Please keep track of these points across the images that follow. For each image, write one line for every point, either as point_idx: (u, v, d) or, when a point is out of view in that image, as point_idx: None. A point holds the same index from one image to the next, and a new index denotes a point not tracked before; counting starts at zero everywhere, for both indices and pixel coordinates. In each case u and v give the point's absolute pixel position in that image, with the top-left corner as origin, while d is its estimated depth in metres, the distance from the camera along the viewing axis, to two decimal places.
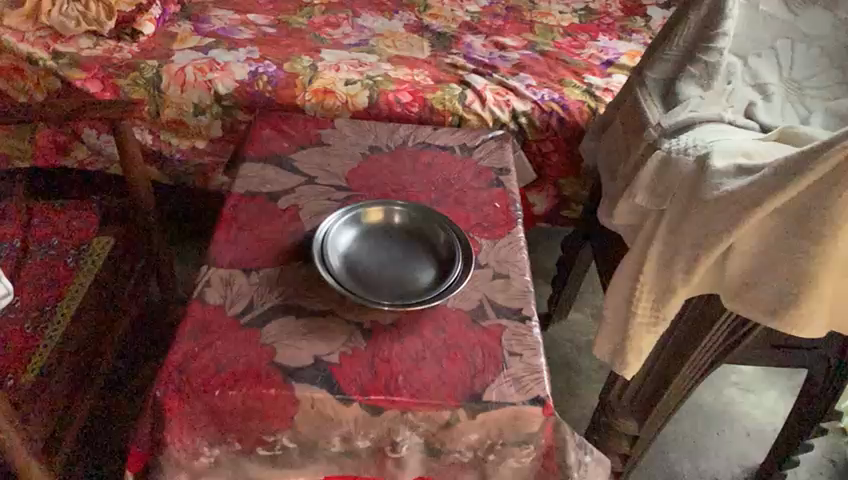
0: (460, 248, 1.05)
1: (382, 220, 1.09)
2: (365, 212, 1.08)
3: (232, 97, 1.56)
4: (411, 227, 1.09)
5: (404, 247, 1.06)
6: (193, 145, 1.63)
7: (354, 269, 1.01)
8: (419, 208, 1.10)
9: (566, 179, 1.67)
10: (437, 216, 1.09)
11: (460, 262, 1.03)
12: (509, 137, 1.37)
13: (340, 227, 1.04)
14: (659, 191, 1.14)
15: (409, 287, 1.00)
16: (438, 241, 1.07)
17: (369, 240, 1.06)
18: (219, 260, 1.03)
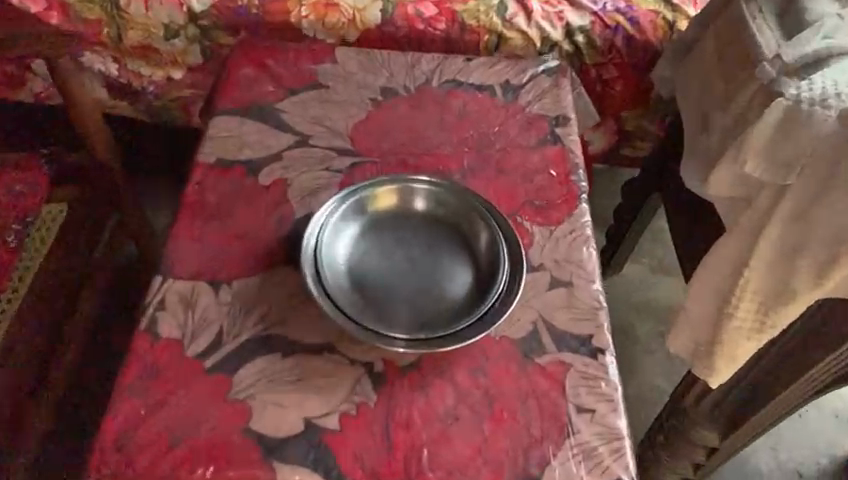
0: (505, 250, 0.76)
1: (398, 206, 0.80)
2: (374, 195, 0.79)
3: (209, 15, 1.23)
4: (438, 214, 0.80)
5: (428, 247, 0.78)
6: (168, 76, 1.31)
7: (358, 285, 0.74)
8: (449, 187, 0.80)
9: (630, 112, 1.34)
10: (474, 199, 0.79)
11: (504, 272, 0.74)
12: (566, 69, 1.03)
13: (340, 220, 0.76)
14: (784, 159, 0.83)
15: (434, 310, 0.73)
16: (474, 237, 0.78)
17: (380, 236, 0.78)
18: (178, 268, 0.76)
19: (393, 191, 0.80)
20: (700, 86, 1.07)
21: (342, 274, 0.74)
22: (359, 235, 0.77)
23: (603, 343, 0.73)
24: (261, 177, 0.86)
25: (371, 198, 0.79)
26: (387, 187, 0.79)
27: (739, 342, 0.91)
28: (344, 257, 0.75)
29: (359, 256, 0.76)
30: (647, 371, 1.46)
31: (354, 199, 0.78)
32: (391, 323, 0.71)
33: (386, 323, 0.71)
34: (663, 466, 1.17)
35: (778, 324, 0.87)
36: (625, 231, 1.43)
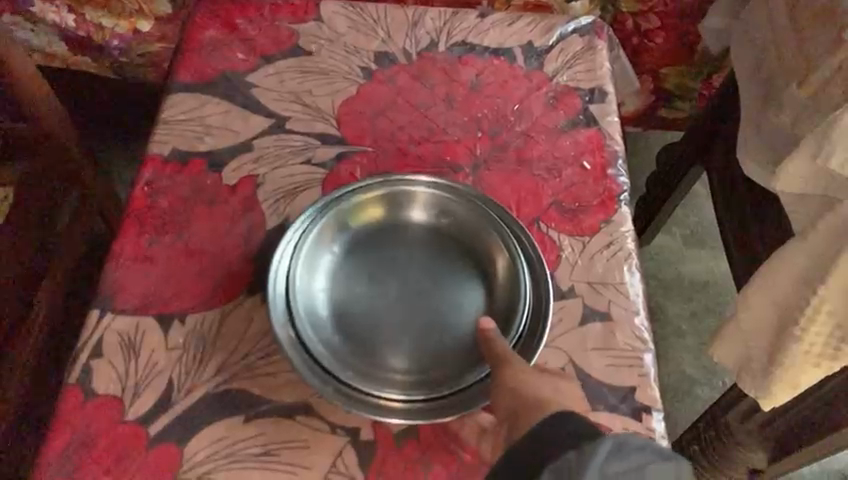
0: (526, 276, 0.60)
1: (392, 219, 0.64)
2: (360, 203, 0.63)
3: None
4: (442, 225, 0.64)
5: (431, 270, 0.63)
6: (134, 28, 1.12)
7: (342, 326, 0.59)
8: (454, 193, 0.64)
9: (670, 68, 1.15)
10: (486, 207, 0.63)
11: (525, 306, 0.59)
12: (602, 26, 0.84)
13: (318, 239, 0.61)
14: None
15: (437, 353, 0.59)
16: (488, 255, 0.62)
17: (370, 256, 0.63)
18: (122, 297, 0.61)
19: (385, 198, 0.64)
20: (762, 44, 0.88)
21: (322, 310, 0.59)
22: (345, 258, 0.62)
23: (649, 400, 0.60)
24: (226, 174, 0.69)
25: (358, 209, 0.63)
26: (378, 195, 0.64)
27: (803, 368, 0.76)
28: (323, 285, 0.60)
29: (343, 283, 0.61)
30: (677, 357, 1.27)
31: (336, 213, 0.62)
32: (382, 375, 0.57)
33: (375, 374, 0.57)
34: (697, 477, 1.04)
35: None
36: (668, 195, 1.22)
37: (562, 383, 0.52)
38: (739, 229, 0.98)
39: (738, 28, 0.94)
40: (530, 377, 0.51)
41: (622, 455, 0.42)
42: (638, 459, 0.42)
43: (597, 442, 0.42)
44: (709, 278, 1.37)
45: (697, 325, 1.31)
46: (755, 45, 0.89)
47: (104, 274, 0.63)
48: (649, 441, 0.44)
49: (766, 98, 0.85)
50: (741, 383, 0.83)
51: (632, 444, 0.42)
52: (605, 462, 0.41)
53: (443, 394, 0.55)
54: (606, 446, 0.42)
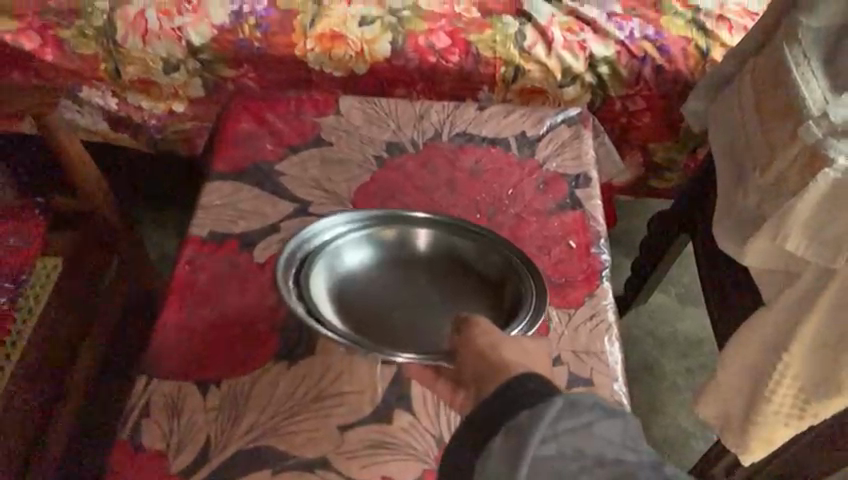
0: (530, 279, 0.72)
1: (404, 244, 0.77)
2: (374, 229, 0.76)
3: (210, 50, 1.16)
4: (443, 248, 0.77)
5: (435, 288, 0.75)
6: (171, 109, 1.23)
7: (355, 323, 0.71)
8: (461, 227, 0.77)
9: (658, 143, 1.25)
10: (494, 237, 0.76)
11: (530, 309, 0.68)
12: (588, 118, 0.97)
13: (334, 248, 0.73)
14: (829, 238, 0.75)
15: (430, 346, 0.70)
16: (484, 270, 0.76)
17: (375, 274, 0.76)
18: (166, 362, 0.71)
19: (395, 220, 0.77)
20: (736, 131, 0.98)
21: (337, 308, 0.71)
22: (359, 273, 0.75)
23: None
24: (257, 253, 0.80)
25: (376, 232, 0.76)
26: (393, 223, 0.77)
27: (773, 425, 0.84)
28: (338, 290, 0.73)
29: (351, 289, 0.74)
30: (673, 413, 1.33)
31: (356, 233, 0.75)
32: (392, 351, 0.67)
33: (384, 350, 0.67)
34: None
35: (819, 414, 0.81)
36: (655, 264, 1.31)
37: (528, 343, 0.58)
38: (719, 295, 1.06)
39: (717, 110, 1.05)
40: (498, 337, 0.57)
41: (572, 412, 0.47)
42: (586, 416, 0.47)
43: (550, 402, 0.47)
44: (702, 336, 1.45)
45: (691, 381, 1.37)
46: (729, 131, 1.00)
47: (150, 343, 0.72)
48: (599, 399, 0.49)
49: (738, 179, 0.94)
50: (724, 438, 0.90)
51: (584, 404, 0.48)
52: (556, 419, 0.46)
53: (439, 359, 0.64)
54: (556, 406, 0.47)
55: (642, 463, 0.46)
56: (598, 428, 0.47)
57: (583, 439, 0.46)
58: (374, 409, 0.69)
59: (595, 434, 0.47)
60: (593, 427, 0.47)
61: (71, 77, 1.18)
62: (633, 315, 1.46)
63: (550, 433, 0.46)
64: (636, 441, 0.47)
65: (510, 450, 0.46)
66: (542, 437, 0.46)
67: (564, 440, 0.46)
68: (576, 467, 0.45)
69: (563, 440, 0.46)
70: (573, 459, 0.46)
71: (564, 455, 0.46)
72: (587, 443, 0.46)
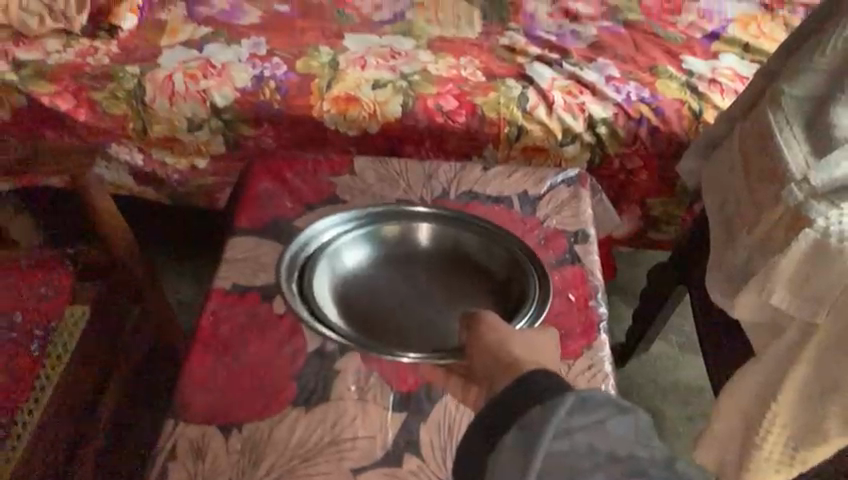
0: (532, 271, 0.88)
1: (404, 241, 0.93)
2: (375, 230, 0.93)
3: (232, 110, 1.24)
4: (439, 241, 0.94)
5: (435, 276, 0.92)
6: (193, 165, 1.30)
7: (364, 313, 0.86)
8: (453, 223, 0.94)
9: (655, 199, 1.31)
10: (488, 230, 0.93)
11: (533, 300, 0.84)
12: (586, 178, 1.04)
13: (339, 243, 0.90)
14: (809, 293, 0.81)
15: (432, 330, 0.86)
16: (480, 256, 0.92)
17: (379, 267, 0.92)
18: (192, 407, 0.76)
19: (396, 214, 0.94)
20: (727, 192, 1.04)
21: (347, 303, 0.87)
22: (365, 268, 0.91)
23: None
24: (276, 304, 0.85)
25: (378, 233, 0.93)
26: (392, 225, 0.93)
27: (765, 472, 0.87)
28: (345, 287, 0.88)
29: (359, 283, 0.90)
30: None
31: (359, 234, 0.92)
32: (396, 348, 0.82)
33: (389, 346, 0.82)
34: None
35: (808, 462, 0.84)
36: (656, 311, 1.34)
37: (530, 338, 0.67)
38: (715, 345, 1.10)
39: (710, 170, 1.10)
40: (507, 332, 0.66)
41: (583, 409, 0.51)
42: (599, 414, 0.51)
43: (562, 399, 0.51)
44: (704, 384, 1.48)
45: (693, 428, 1.40)
46: (722, 190, 1.05)
47: (177, 388, 0.77)
48: (611, 397, 0.53)
49: (729, 236, 0.99)
50: None
51: (594, 401, 0.52)
52: (568, 414, 0.51)
53: (435, 360, 0.79)
54: (569, 402, 0.51)
55: (652, 459, 0.50)
56: (610, 425, 0.51)
57: (596, 435, 0.50)
58: (385, 452, 0.73)
59: (607, 430, 0.50)
60: (606, 424, 0.51)
61: (102, 136, 1.27)
62: (635, 363, 1.50)
63: (565, 428, 0.50)
64: (647, 437, 0.51)
65: (524, 442, 0.51)
66: (556, 431, 0.50)
67: (578, 436, 0.50)
68: (589, 461, 0.49)
69: (576, 435, 0.50)
70: (585, 452, 0.50)
71: (578, 450, 0.50)
72: (599, 439, 0.50)
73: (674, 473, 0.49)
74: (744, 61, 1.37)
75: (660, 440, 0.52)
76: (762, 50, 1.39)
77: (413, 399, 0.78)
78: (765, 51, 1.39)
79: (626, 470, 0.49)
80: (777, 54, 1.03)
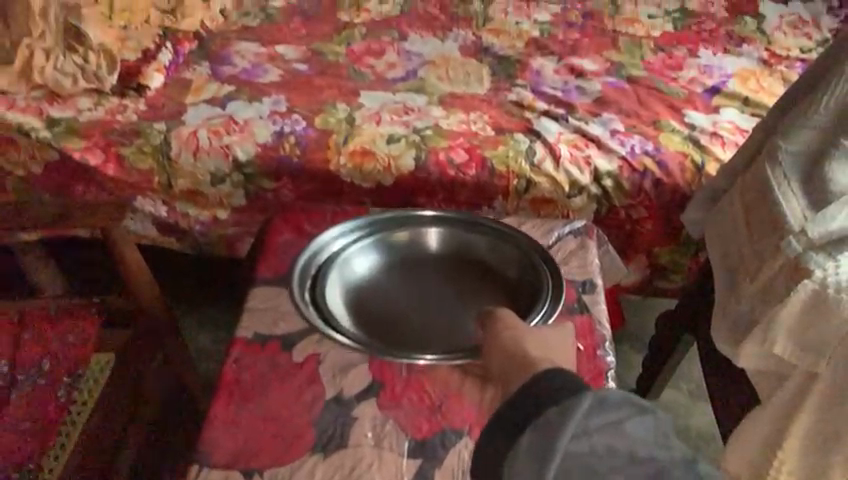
0: (545, 269, 0.94)
1: (413, 246, 1.01)
2: (384, 238, 1.00)
3: (253, 164, 1.29)
4: (447, 245, 1.01)
5: (446, 277, 0.98)
6: (215, 216, 1.35)
7: (377, 317, 0.93)
8: (458, 228, 1.01)
9: (661, 247, 1.35)
10: (494, 232, 1.00)
11: (547, 295, 0.90)
12: (592, 229, 1.08)
13: (348, 253, 0.97)
14: (809, 343, 0.84)
15: (447, 329, 0.92)
16: (488, 256, 1.00)
17: (390, 272, 0.98)
18: (215, 453, 0.79)
19: (404, 221, 1.02)
20: (729, 243, 1.07)
21: (360, 309, 0.93)
22: (376, 274, 0.98)
23: None
24: (296, 353, 0.89)
25: (388, 241, 1.00)
26: (400, 232, 1.01)
27: None
28: (356, 294, 0.95)
29: (372, 289, 0.96)
30: None
31: (368, 242, 0.99)
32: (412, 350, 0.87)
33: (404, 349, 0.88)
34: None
35: None
36: (665, 359, 1.36)
37: (547, 335, 0.68)
38: (722, 391, 1.13)
39: (712, 221, 1.14)
40: (520, 331, 0.68)
41: (601, 409, 0.52)
42: (616, 415, 0.52)
43: (580, 399, 0.52)
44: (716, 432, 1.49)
45: None
46: (724, 241, 1.08)
47: (201, 434, 0.81)
48: (627, 395, 0.54)
49: (733, 285, 1.02)
50: None
51: (612, 402, 0.53)
52: (587, 417, 0.52)
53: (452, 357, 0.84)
54: (587, 403, 0.52)
55: (673, 460, 0.52)
56: (627, 425, 0.52)
57: (615, 437, 0.52)
58: None
59: (624, 431, 0.52)
60: (623, 424, 0.52)
61: (128, 188, 1.32)
62: None
63: (583, 429, 0.52)
64: (666, 438, 0.53)
65: (542, 444, 0.51)
66: (575, 433, 0.51)
67: (597, 438, 0.51)
68: (608, 462, 0.51)
69: (594, 437, 0.52)
70: (604, 455, 0.51)
71: (597, 452, 0.51)
72: (617, 440, 0.52)
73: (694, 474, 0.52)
74: (744, 114, 1.42)
75: (676, 438, 0.54)
76: (761, 103, 1.44)
77: (428, 445, 0.80)
78: (765, 105, 1.44)
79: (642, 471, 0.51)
80: (778, 104, 1.06)
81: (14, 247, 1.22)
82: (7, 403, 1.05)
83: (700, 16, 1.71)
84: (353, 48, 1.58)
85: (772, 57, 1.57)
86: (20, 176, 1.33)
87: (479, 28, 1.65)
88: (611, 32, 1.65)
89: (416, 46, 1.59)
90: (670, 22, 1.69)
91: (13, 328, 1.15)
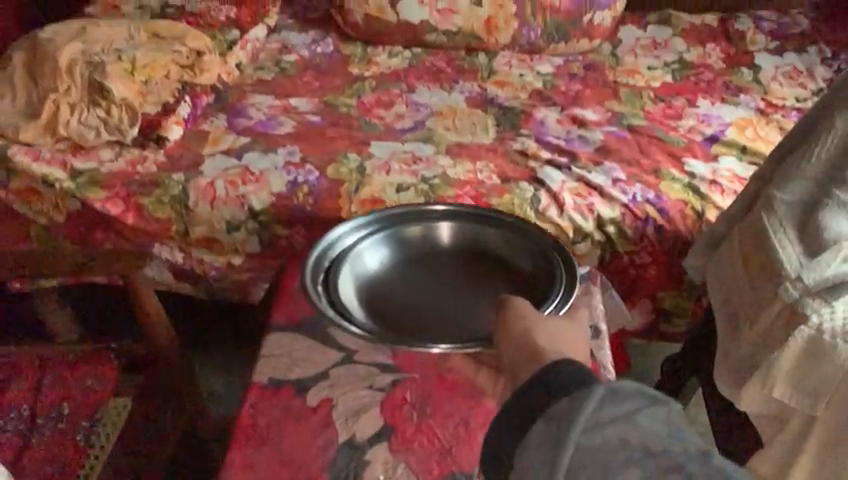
0: (560, 262, 0.93)
1: (425, 242, 1.01)
2: (396, 235, 1.00)
3: (268, 213, 1.34)
4: (460, 240, 1.01)
5: (458, 273, 0.99)
6: (230, 263, 1.40)
7: (388, 312, 0.93)
8: (471, 223, 1.02)
9: (665, 292, 1.38)
10: (508, 224, 1.00)
11: (563, 287, 0.89)
12: (596, 275, 1.12)
13: (358, 249, 0.97)
14: (808, 386, 0.93)
15: (459, 325, 0.92)
16: (501, 249, 1.00)
17: (401, 268, 0.99)
18: None
19: (417, 216, 1.02)
20: (729, 287, 1.10)
21: (370, 305, 0.93)
22: (387, 271, 0.98)
23: None
24: (309, 397, 0.92)
25: (400, 237, 1.00)
26: (413, 227, 1.01)
27: None
28: (366, 290, 0.95)
29: (382, 285, 0.97)
30: None
31: (379, 238, 0.99)
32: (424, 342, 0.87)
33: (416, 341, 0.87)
34: None
35: None
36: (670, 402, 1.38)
37: (561, 327, 0.68)
38: (727, 434, 1.15)
39: (713, 265, 1.17)
40: (533, 321, 0.67)
41: (613, 400, 0.51)
42: (628, 405, 0.50)
43: (591, 391, 0.52)
44: None
45: None
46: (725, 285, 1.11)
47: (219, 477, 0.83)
48: (643, 387, 0.51)
49: (734, 330, 1.05)
50: None
51: (624, 392, 0.51)
52: (597, 408, 0.51)
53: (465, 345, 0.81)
54: (598, 394, 0.51)
55: (688, 453, 0.47)
56: (641, 417, 0.49)
57: (627, 429, 0.49)
58: None
59: (638, 423, 0.49)
60: (637, 417, 0.49)
61: (146, 236, 1.37)
62: None
63: (594, 421, 0.50)
64: (683, 432, 0.49)
65: (551, 435, 0.51)
66: (584, 425, 0.50)
67: (608, 430, 0.49)
68: (622, 456, 0.48)
69: (605, 429, 0.49)
70: (616, 448, 0.48)
71: (607, 445, 0.49)
72: (629, 432, 0.49)
73: (712, 467, 0.46)
74: (742, 163, 1.46)
75: (697, 434, 0.49)
76: (759, 152, 1.49)
77: None
78: (762, 153, 1.49)
79: (662, 467, 0.46)
80: (771, 159, 1.10)
81: (35, 293, 1.27)
82: (27, 445, 1.07)
83: (698, 67, 1.77)
84: (364, 100, 1.64)
85: (768, 107, 1.63)
86: (41, 224, 1.42)
87: (484, 80, 1.71)
88: (612, 83, 1.71)
89: (424, 97, 1.65)
90: (669, 72, 1.75)
91: (33, 371, 1.18)
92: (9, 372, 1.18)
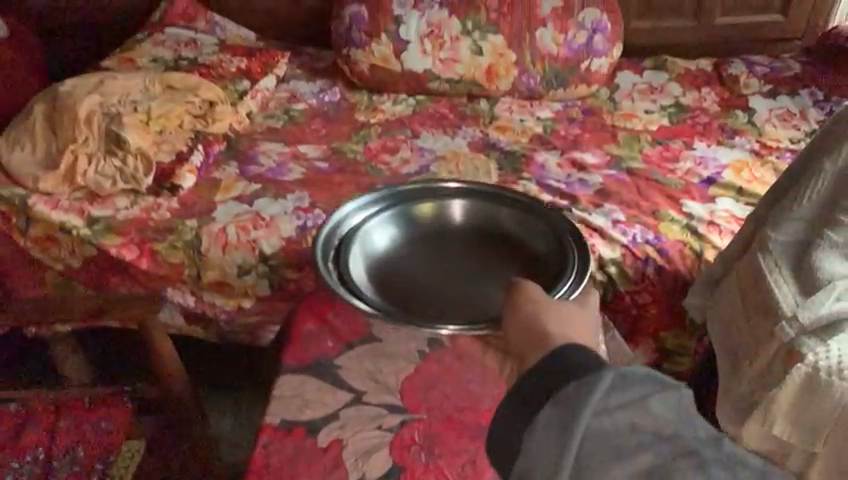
0: (572, 243, 0.99)
1: (437, 219, 1.07)
2: (409, 212, 1.07)
3: (279, 256, 1.38)
4: (471, 217, 1.08)
5: (469, 250, 1.04)
6: (240, 306, 1.43)
7: (399, 285, 0.99)
8: (483, 204, 1.08)
9: (667, 331, 1.40)
10: (521, 204, 1.07)
11: (573, 271, 0.94)
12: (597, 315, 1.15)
13: (371, 226, 1.03)
14: (805, 424, 0.95)
15: (467, 301, 0.98)
16: (512, 229, 1.06)
17: (413, 244, 1.05)
18: None
19: (431, 193, 1.09)
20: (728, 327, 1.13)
21: (381, 279, 0.99)
22: (399, 246, 1.04)
23: None
24: (320, 438, 0.94)
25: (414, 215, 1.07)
26: (427, 206, 1.07)
27: None
28: (377, 264, 1.01)
29: (394, 258, 1.03)
30: None
31: (392, 216, 1.06)
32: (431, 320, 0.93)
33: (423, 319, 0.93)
34: None
35: None
36: None
37: (572, 315, 0.67)
38: None
39: (712, 305, 1.20)
40: (544, 308, 0.67)
41: (623, 386, 0.49)
42: (639, 390, 0.49)
43: (600, 377, 0.50)
44: None
45: None
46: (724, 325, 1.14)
47: None
48: (651, 371, 0.50)
49: (733, 369, 1.08)
50: None
51: (635, 377, 0.49)
52: (607, 394, 0.49)
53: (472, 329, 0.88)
54: (607, 380, 0.49)
55: (699, 438, 0.47)
56: (653, 403, 0.48)
57: (639, 413, 0.48)
58: None
59: (649, 408, 0.48)
60: (648, 402, 0.48)
61: (159, 280, 1.41)
62: None
63: (604, 406, 0.48)
64: (692, 417, 0.49)
65: (560, 421, 0.49)
66: (594, 410, 0.48)
67: (619, 415, 0.48)
68: (632, 440, 0.47)
69: (616, 414, 0.48)
70: (627, 435, 0.47)
71: (618, 430, 0.47)
72: (641, 417, 0.48)
73: (723, 452, 0.47)
74: (739, 204, 1.50)
75: (703, 418, 0.49)
76: (755, 193, 1.53)
77: None
78: (758, 194, 1.53)
79: (675, 452, 0.46)
80: (765, 198, 1.13)
81: (51, 338, 1.31)
82: None
83: (694, 111, 1.82)
84: (370, 146, 1.69)
85: (763, 149, 1.68)
86: (58, 270, 1.46)
87: (487, 125, 1.77)
88: (610, 127, 1.76)
89: (428, 142, 1.70)
90: (666, 116, 1.80)
91: (49, 414, 1.21)
92: (26, 415, 1.21)
